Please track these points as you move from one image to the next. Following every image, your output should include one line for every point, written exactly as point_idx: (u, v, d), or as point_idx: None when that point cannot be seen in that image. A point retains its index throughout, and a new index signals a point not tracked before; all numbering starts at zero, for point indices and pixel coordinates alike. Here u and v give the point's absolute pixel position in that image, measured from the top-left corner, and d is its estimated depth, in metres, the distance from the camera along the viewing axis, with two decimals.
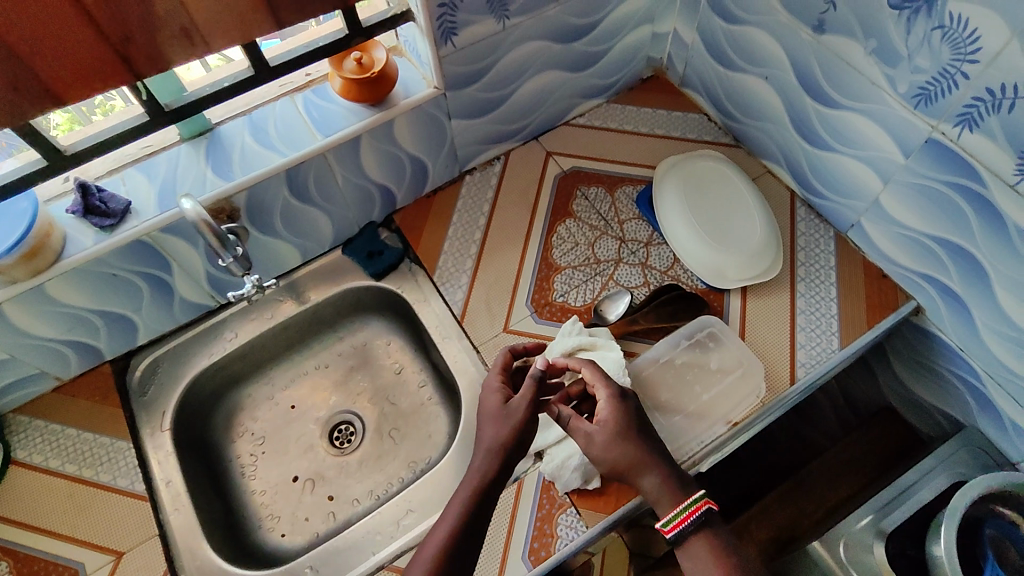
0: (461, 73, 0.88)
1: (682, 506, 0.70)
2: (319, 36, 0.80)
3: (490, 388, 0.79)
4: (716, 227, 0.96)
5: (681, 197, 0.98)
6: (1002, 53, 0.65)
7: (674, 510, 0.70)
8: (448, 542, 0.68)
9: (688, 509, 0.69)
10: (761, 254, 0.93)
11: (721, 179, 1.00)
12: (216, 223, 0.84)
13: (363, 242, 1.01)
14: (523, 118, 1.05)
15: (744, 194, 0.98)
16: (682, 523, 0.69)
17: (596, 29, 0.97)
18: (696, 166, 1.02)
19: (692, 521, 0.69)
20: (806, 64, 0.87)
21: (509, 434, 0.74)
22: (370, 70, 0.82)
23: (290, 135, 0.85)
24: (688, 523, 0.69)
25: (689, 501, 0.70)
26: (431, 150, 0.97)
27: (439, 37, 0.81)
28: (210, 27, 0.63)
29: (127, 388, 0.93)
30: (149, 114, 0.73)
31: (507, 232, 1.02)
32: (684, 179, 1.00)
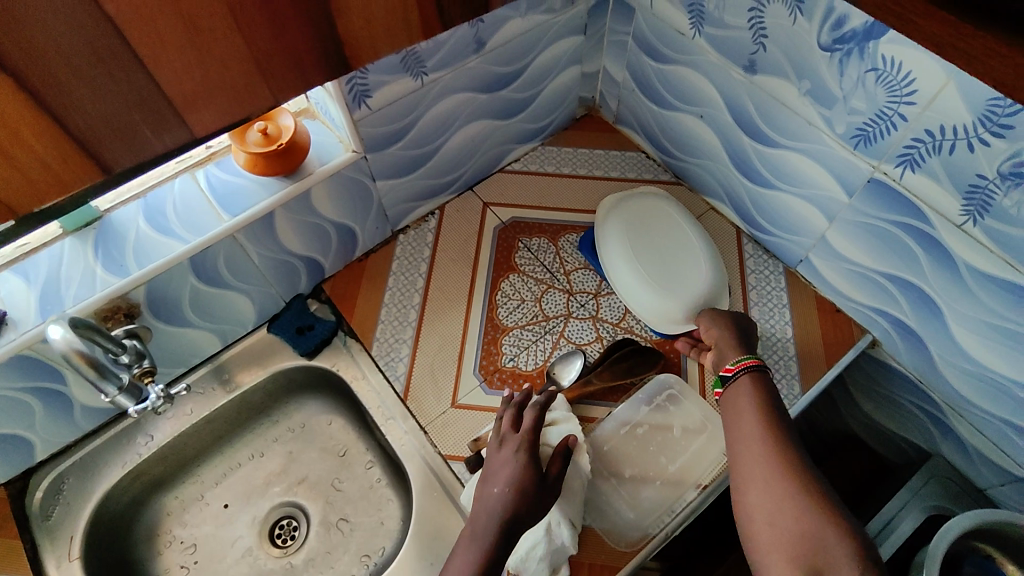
0: (381, 134, 0.82)
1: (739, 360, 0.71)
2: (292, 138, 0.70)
3: (501, 456, 0.70)
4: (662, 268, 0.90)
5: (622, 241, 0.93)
6: (940, 95, 0.63)
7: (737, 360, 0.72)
8: None
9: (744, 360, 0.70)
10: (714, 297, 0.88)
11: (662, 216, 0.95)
12: (113, 323, 0.74)
13: (290, 317, 0.91)
14: (456, 169, 0.99)
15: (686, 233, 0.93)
16: (741, 365, 0.70)
17: (523, 74, 0.93)
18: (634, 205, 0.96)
19: (745, 371, 0.69)
20: (739, 103, 0.85)
21: (530, 503, 0.65)
22: (277, 141, 0.76)
23: (192, 219, 0.76)
24: (744, 367, 0.69)
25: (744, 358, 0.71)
26: (358, 215, 0.90)
27: (351, 101, 0.75)
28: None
29: (27, 513, 0.81)
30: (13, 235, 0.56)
31: (448, 293, 0.95)
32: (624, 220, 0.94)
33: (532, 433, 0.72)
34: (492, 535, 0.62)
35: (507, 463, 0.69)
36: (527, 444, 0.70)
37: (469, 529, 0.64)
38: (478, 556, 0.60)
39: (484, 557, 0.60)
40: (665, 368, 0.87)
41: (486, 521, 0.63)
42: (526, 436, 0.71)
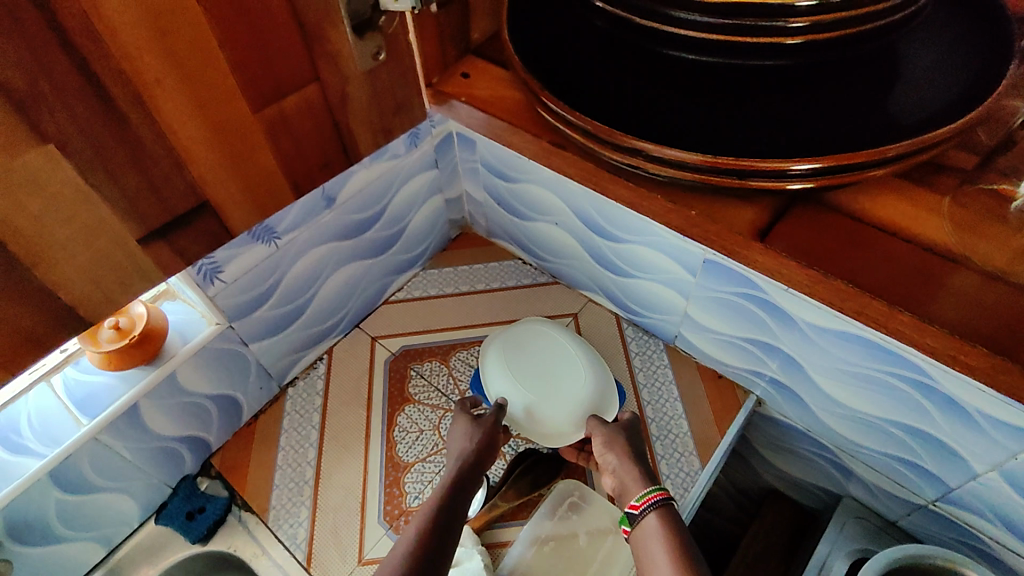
0: (244, 301, 0.82)
1: (646, 490, 0.71)
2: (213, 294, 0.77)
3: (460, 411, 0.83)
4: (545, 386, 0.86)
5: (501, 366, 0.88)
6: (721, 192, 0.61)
7: (643, 491, 0.71)
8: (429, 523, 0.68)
9: (652, 493, 0.70)
10: (602, 395, 0.86)
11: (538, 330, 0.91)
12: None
13: (179, 503, 0.87)
14: (336, 312, 1.00)
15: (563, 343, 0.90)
16: (648, 500, 0.70)
17: (383, 214, 0.98)
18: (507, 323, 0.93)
19: (654, 505, 0.69)
20: (582, 209, 0.92)
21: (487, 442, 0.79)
22: (130, 334, 0.74)
23: (50, 431, 0.73)
24: (653, 502, 0.69)
25: (652, 488, 0.71)
26: (237, 381, 0.89)
27: (202, 280, 0.76)
28: None
29: None
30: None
31: (344, 440, 0.93)
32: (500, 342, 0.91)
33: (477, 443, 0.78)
34: (457, 468, 0.75)
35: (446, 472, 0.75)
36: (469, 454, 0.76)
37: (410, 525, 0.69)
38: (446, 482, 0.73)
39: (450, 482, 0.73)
40: (570, 472, 0.87)
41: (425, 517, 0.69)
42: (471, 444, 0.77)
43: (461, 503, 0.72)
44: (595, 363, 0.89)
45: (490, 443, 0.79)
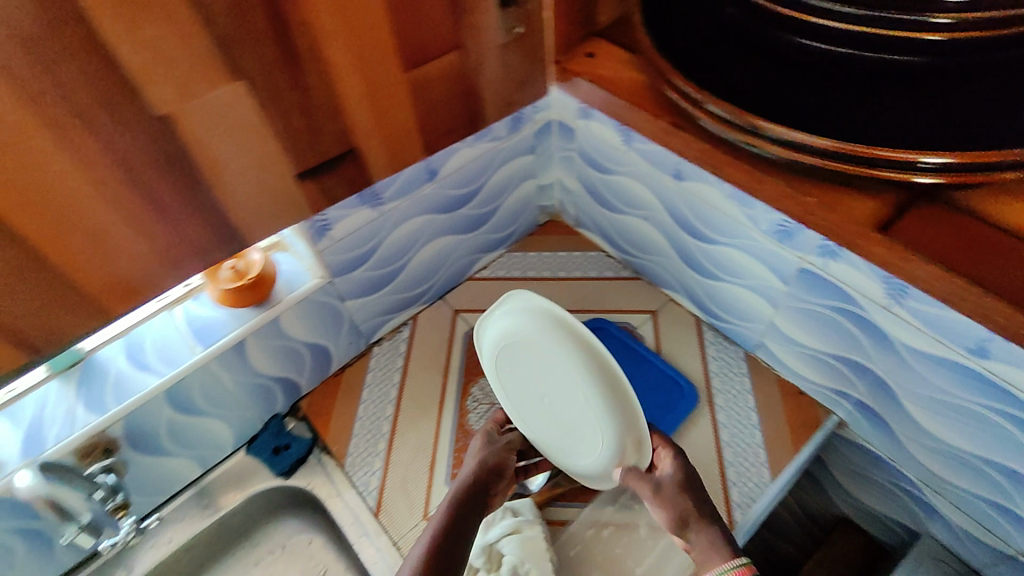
0: (346, 260, 0.89)
1: (731, 563, 0.66)
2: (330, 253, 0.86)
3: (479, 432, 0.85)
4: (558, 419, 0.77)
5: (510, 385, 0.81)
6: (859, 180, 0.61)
7: (727, 564, 0.67)
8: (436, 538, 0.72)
9: (739, 567, 0.66)
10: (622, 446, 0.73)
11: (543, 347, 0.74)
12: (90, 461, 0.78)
13: (269, 437, 0.95)
14: (424, 282, 1.05)
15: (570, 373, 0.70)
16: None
17: (479, 193, 1.01)
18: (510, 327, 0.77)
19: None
20: (676, 206, 0.91)
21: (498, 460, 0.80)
22: (247, 276, 0.82)
23: (169, 353, 0.82)
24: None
25: (737, 560, 0.67)
26: (330, 334, 0.95)
27: (313, 235, 0.82)
28: None
29: None
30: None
31: (420, 401, 0.98)
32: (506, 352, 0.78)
33: (478, 478, 0.78)
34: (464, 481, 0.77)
35: (446, 502, 0.75)
36: (467, 488, 0.77)
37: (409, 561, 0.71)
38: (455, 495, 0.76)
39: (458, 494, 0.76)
40: None
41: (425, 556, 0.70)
42: (471, 478, 0.77)
43: (462, 529, 0.74)
44: (611, 407, 0.70)
45: (494, 477, 0.79)
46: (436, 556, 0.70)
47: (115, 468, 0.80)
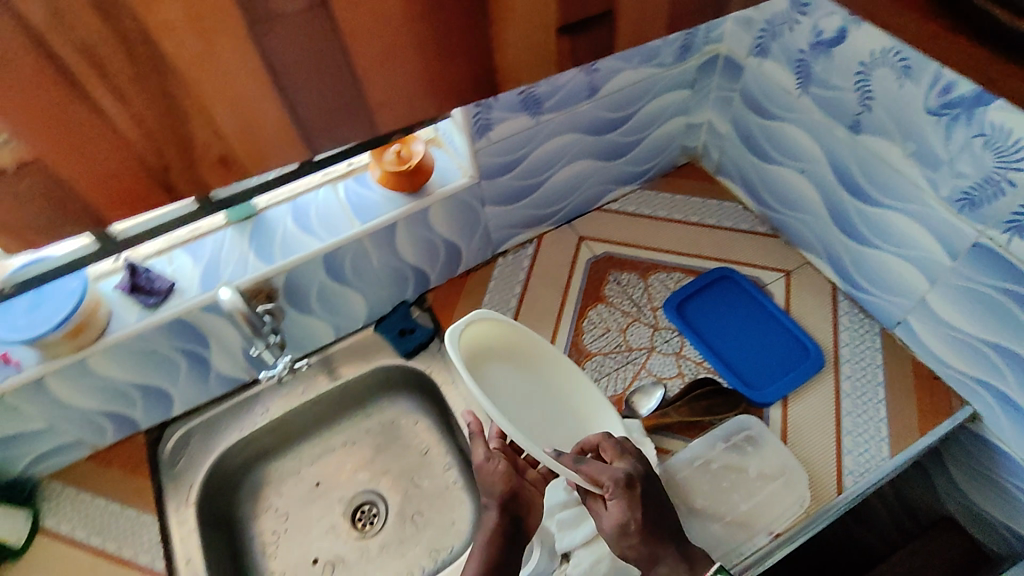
0: (497, 164, 0.91)
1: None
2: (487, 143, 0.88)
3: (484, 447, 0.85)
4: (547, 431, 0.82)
5: (528, 378, 0.86)
6: None
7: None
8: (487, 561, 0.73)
9: None
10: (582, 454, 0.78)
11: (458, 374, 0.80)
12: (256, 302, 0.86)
13: (396, 319, 1.02)
14: (557, 202, 1.05)
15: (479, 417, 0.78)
16: None
17: (631, 120, 1.00)
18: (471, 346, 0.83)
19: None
20: (843, 161, 0.87)
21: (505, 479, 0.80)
22: (407, 163, 0.86)
23: (329, 222, 0.88)
24: None
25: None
26: (465, 234, 0.99)
27: (474, 132, 0.85)
28: (261, 161, 0.43)
29: (157, 458, 0.92)
30: (100, 242, 0.71)
31: (539, 313, 1.01)
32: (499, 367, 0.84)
33: (506, 524, 0.77)
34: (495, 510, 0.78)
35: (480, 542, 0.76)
36: (500, 531, 0.76)
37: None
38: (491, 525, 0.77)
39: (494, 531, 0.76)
40: (748, 409, 0.87)
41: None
42: (498, 527, 0.76)
43: (512, 546, 0.76)
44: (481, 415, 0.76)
45: (520, 521, 0.78)
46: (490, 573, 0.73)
47: (273, 315, 0.88)
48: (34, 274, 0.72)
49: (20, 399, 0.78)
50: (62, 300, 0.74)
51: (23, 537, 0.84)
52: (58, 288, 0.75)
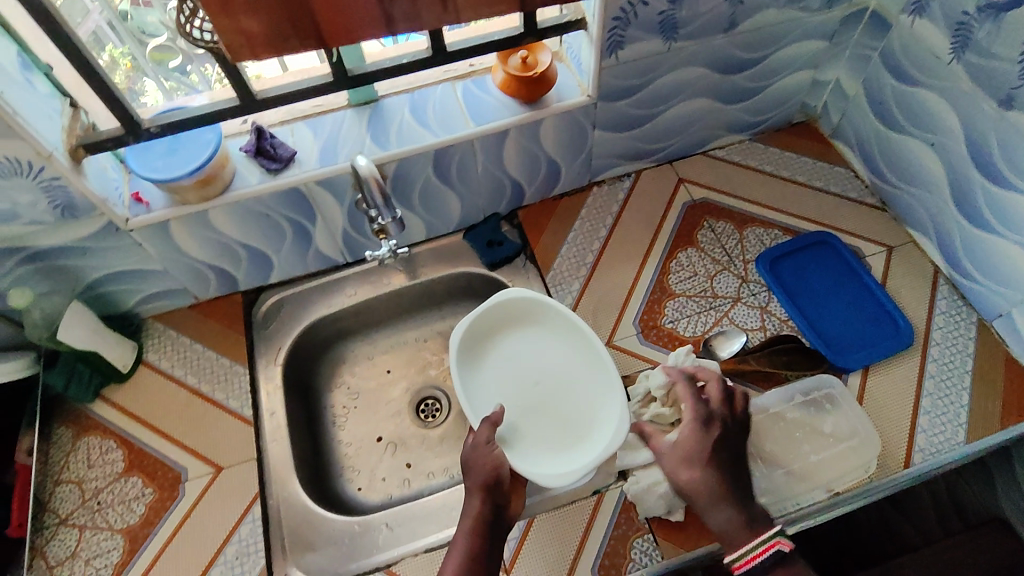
0: (619, 86, 0.90)
1: (748, 548, 0.68)
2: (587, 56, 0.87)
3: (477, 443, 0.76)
4: (542, 411, 0.83)
5: (547, 355, 0.86)
6: None
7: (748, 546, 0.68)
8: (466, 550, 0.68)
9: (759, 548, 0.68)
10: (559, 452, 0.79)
11: (479, 338, 0.86)
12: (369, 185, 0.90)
13: (486, 230, 1.03)
14: (664, 139, 1.04)
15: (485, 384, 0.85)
16: (756, 558, 0.67)
17: (760, 64, 0.97)
18: (498, 315, 0.86)
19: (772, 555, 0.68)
20: (981, 136, 0.83)
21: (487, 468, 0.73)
22: (532, 70, 0.86)
23: (445, 118, 0.89)
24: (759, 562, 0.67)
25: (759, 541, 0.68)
26: (569, 156, 0.99)
27: (605, 49, 0.83)
28: None
29: (251, 318, 0.98)
30: (241, 100, 0.75)
31: (628, 246, 1.01)
32: (523, 337, 0.87)
33: (486, 509, 0.71)
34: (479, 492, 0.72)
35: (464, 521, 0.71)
36: (482, 519, 0.70)
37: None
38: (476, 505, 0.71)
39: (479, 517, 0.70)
40: (828, 370, 0.87)
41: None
42: (480, 514, 0.70)
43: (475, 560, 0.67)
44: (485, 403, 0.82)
45: (502, 508, 0.72)
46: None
47: None
48: (178, 120, 0.75)
49: (146, 238, 0.83)
50: (199, 148, 0.78)
51: (129, 364, 0.91)
52: (196, 138, 0.79)
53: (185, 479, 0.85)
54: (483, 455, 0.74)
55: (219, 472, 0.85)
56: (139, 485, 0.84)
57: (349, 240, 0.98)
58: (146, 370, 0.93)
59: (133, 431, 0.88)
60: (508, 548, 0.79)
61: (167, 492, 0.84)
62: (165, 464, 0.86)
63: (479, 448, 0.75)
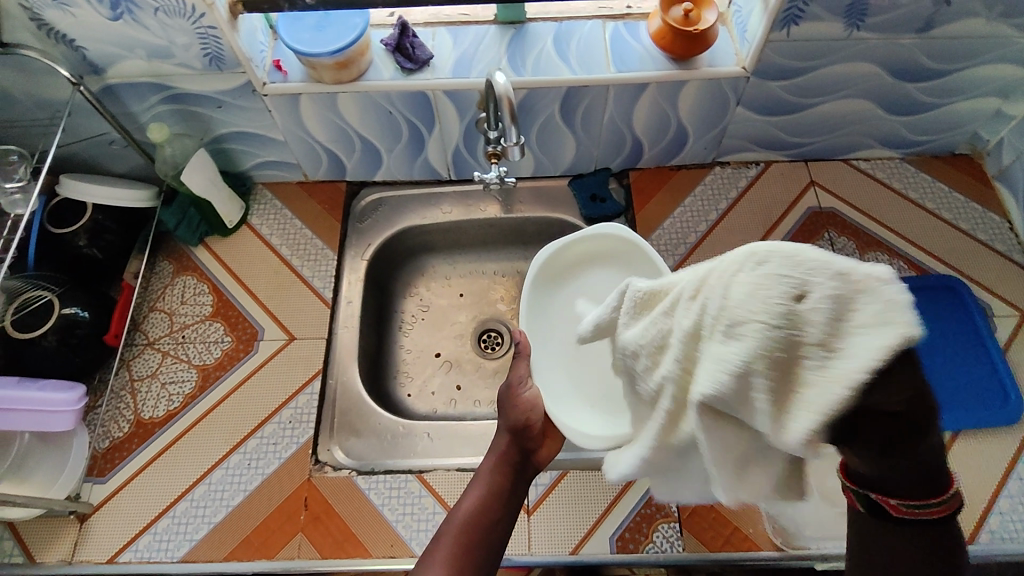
0: (779, 65, 0.84)
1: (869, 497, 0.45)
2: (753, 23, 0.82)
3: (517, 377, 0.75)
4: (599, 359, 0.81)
5: None
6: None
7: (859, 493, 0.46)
8: (483, 494, 0.67)
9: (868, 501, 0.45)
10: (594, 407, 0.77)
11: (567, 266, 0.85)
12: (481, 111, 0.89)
13: (593, 183, 1.01)
14: (807, 135, 0.96)
15: (552, 319, 0.83)
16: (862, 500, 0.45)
17: (942, 78, 0.86)
18: (587, 245, 0.84)
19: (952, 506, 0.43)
20: None
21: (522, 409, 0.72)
22: (691, 26, 0.81)
23: (586, 57, 0.86)
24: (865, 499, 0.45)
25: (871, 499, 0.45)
26: (701, 127, 0.94)
27: (778, 22, 0.77)
28: None
29: (350, 209, 1.02)
30: None
31: (735, 237, 0.96)
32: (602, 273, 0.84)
33: (513, 448, 0.71)
34: (507, 434, 0.72)
35: (487, 460, 0.71)
36: (505, 459, 0.70)
37: (440, 536, 0.64)
38: (502, 447, 0.71)
39: (501, 459, 0.70)
40: None
41: (451, 540, 0.63)
42: (505, 455, 0.70)
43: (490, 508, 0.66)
44: (548, 326, 0.82)
45: (530, 454, 0.71)
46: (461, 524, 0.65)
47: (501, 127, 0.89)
48: None
49: (275, 106, 0.86)
50: (346, 30, 0.79)
51: (235, 220, 0.97)
52: (345, 20, 0.80)
53: (261, 338, 0.90)
54: (518, 398, 0.73)
55: (290, 341, 0.90)
56: (220, 332, 0.90)
57: (458, 157, 0.98)
58: (247, 231, 0.98)
59: (225, 282, 0.94)
60: (534, 492, 0.79)
61: (242, 345, 0.90)
62: (246, 320, 0.91)
63: (511, 389, 0.74)
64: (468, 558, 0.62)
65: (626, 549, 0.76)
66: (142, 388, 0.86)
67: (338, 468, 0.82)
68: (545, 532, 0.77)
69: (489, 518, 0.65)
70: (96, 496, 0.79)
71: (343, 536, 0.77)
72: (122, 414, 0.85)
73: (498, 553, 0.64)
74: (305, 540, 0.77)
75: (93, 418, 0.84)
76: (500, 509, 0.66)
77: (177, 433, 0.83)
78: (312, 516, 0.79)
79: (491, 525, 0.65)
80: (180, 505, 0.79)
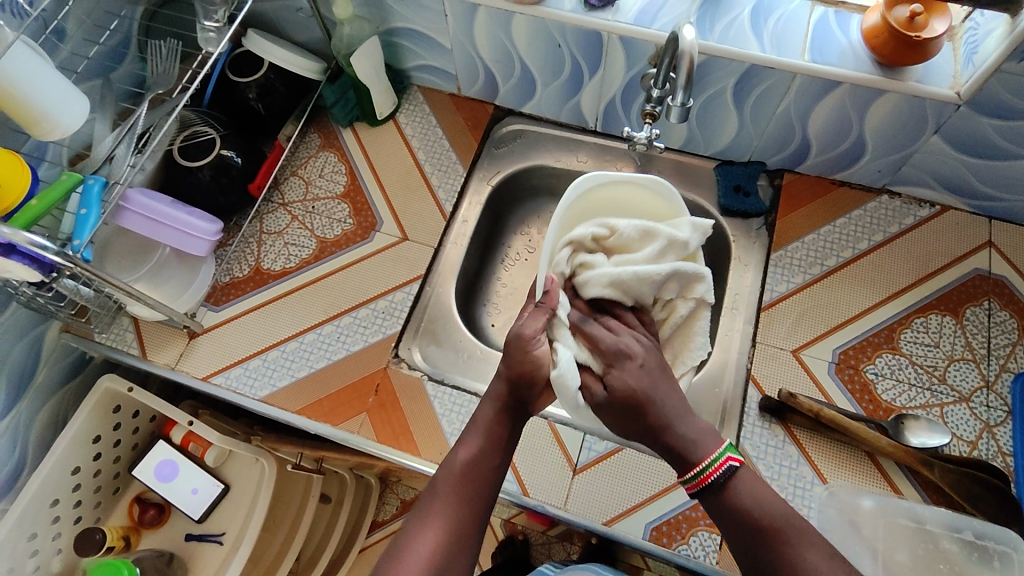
0: (1001, 99, 0.73)
1: (705, 462, 0.59)
2: (990, 44, 0.72)
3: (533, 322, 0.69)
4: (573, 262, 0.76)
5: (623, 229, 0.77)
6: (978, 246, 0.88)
7: (699, 465, 0.59)
8: (485, 443, 0.64)
9: (712, 464, 0.59)
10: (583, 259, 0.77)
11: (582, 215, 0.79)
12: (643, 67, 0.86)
13: (741, 174, 0.95)
14: (1003, 190, 0.84)
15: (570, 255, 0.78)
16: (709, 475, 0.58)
17: None
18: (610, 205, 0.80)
19: (723, 474, 0.59)
20: None
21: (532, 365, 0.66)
22: (914, 31, 0.73)
23: (781, 36, 0.80)
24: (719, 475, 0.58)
25: (709, 459, 0.59)
26: (884, 146, 0.85)
27: (1019, 52, 0.67)
28: None
29: (490, 132, 1.02)
30: None
31: (880, 275, 0.87)
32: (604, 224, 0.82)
33: (511, 398, 0.66)
34: (505, 387, 0.66)
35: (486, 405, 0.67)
36: (504, 409, 0.66)
37: (436, 490, 0.61)
38: (501, 399, 0.66)
39: (501, 410, 0.66)
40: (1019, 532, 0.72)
41: (449, 495, 0.61)
42: (504, 405, 0.66)
43: (491, 460, 0.63)
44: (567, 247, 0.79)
45: (529, 403, 0.67)
46: (459, 474, 0.62)
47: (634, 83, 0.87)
48: None
49: (452, 12, 0.87)
50: None
51: (385, 113, 1.00)
52: None
53: (378, 229, 0.94)
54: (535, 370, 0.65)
55: (402, 241, 0.93)
56: (345, 212, 0.96)
57: (609, 109, 0.95)
58: (392, 127, 1.01)
59: (362, 169, 0.99)
60: (585, 454, 0.79)
61: (361, 230, 0.94)
62: (371, 209, 0.96)
63: (522, 341, 0.67)
64: (468, 507, 0.61)
65: (658, 541, 0.75)
66: (268, 241, 0.94)
67: (413, 368, 0.86)
68: (584, 495, 0.77)
69: (486, 468, 0.63)
70: (207, 321, 0.89)
71: (400, 430, 0.81)
72: (246, 258, 0.93)
73: (496, 495, 0.63)
74: (367, 421, 0.82)
75: (222, 253, 0.93)
76: (498, 457, 0.64)
77: (284, 291, 0.90)
78: (379, 402, 0.83)
79: (490, 475, 0.63)
80: (270, 353, 0.86)
